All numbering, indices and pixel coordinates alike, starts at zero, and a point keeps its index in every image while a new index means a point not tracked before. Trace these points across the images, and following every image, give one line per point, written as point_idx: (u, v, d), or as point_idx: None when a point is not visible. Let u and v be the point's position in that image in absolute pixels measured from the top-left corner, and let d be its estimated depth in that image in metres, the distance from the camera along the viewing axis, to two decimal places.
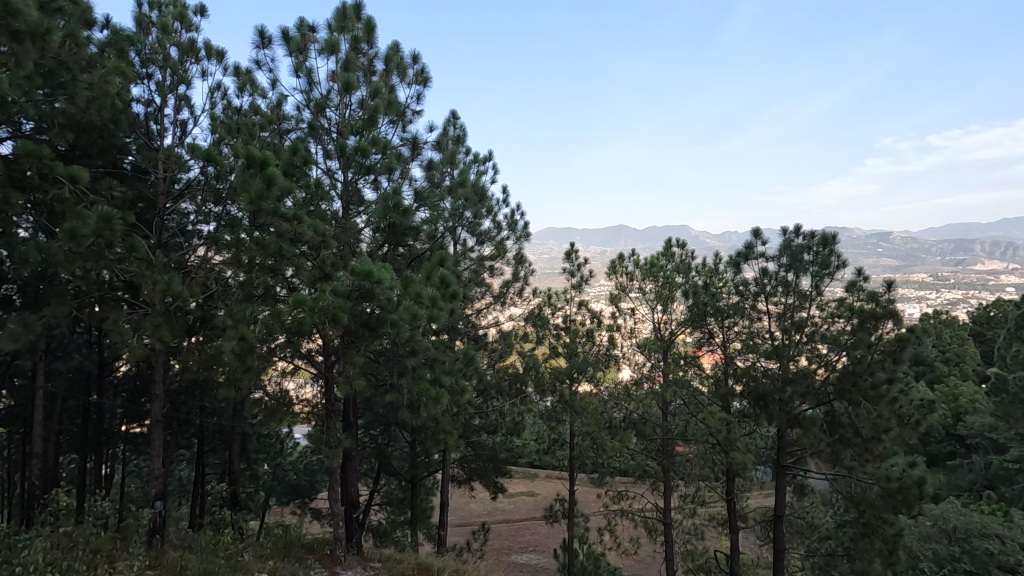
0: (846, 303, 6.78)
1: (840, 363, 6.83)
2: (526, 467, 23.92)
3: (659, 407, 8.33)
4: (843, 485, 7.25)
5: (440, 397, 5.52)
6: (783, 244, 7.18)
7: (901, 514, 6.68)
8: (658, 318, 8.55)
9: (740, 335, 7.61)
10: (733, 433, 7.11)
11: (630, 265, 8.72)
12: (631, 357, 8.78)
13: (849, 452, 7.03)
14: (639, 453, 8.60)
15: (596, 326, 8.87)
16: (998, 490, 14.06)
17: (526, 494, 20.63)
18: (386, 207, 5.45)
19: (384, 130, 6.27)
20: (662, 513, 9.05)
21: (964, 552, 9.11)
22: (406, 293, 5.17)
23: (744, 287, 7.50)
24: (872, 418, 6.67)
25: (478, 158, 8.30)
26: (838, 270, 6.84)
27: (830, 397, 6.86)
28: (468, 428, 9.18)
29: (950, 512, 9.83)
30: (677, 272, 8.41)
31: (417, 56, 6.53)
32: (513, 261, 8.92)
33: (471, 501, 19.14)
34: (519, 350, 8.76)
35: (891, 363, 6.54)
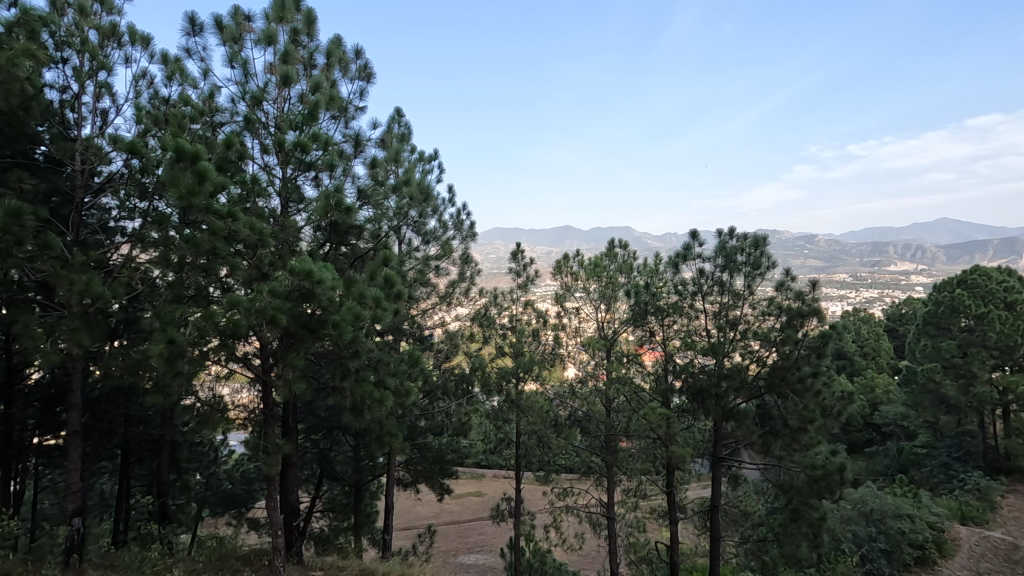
0: (776, 302, 7.19)
1: (770, 358, 7.23)
2: (473, 468, 23.87)
3: (603, 404, 8.54)
4: (773, 475, 7.65)
5: (384, 398, 5.47)
6: (718, 245, 7.54)
7: (825, 499, 7.16)
8: (602, 317, 8.66)
9: (679, 332, 7.87)
10: (672, 427, 7.38)
11: (575, 265, 8.79)
12: (576, 356, 8.73)
13: (778, 443, 7.40)
14: (584, 449, 8.77)
15: (542, 326, 9.00)
16: (909, 473, 15.32)
17: (473, 495, 20.60)
18: (327, 204, 5.29)
19: (326, 125, 6.09)
20: (606, 508, 9.26)
21: (879, 532, 9.83)
22: (349, 293, 5.06)
23: (683, 287, 7.80)
24: (799, 409, 7.12)
25: (424, 157, 8.21)
26: (768, 270, 7.27)
27: (762, 391, 7.27)
28: (414, 431, 9.04)
29: (868, 495, 10.57)
30: (620, 272, 8.63)
31: (360, 51, 6.39)
32: (459, 261, 8.93)
33: (417, 503, 18.92)
34: (465, 350, 8.82)
35: (815, 358, 7.01)
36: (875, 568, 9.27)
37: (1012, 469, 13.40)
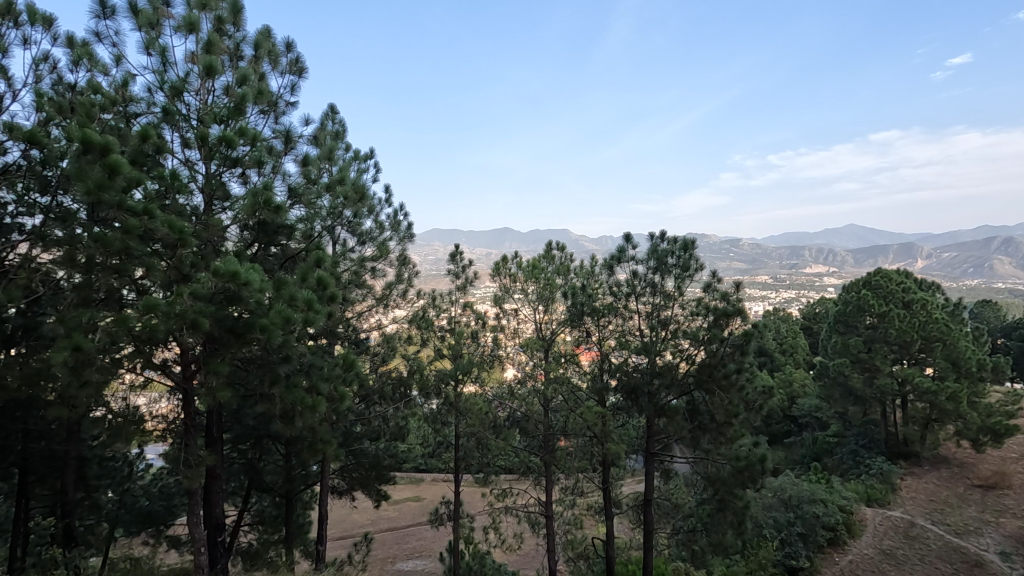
0: (704, 303, 7.55)
1: (698, 356, 7.58)
2: (412, 472, 23.49)
3: (541, 404, 8.65)
4: (702, 467, 7.99)
5: (317, 404, 5.28)
6: (650, 248, 7.82)
7: (748, 489, 7.57)
8: (539, 318, 8.78)
9: (614, 332, 8.08)
10: (608, 425, 7.58)
11: (514, 267, 8.86)
12: (515, 357, 8.86)
13: (706, 436, 7.80)
14: (522, 450, 8.84)
15: (481, 327, 9.01)
16: (822, 460, 16.50)
17: (411, 500, 20.29)
18: (256, 203, 5.06)
19: (254, 120, 5.82)
20: (545, 507, 9.35)
21: (797, 517, 10.54)
22: (279, 296, 4.86)
23: (617, 288, 8.02)
24: (725, 405, 7.47)
25: (359, 155, 8.01)
26: (696, 273, 7.63)
27: (691, 387, 7.64)
28: (349, 436, 8.73)
29: (786, 483, 11.30)
30: (557, 274, 8.74)
31: (291, 44, 6.15)
32: (396, 262, 8.78)
33: (353, 511, 18.41)
34: (403, 353, 8.69)
35: (739, 355, 7.41)
36: (793, 550, 9.91)
37: (909, 454, 14.70)
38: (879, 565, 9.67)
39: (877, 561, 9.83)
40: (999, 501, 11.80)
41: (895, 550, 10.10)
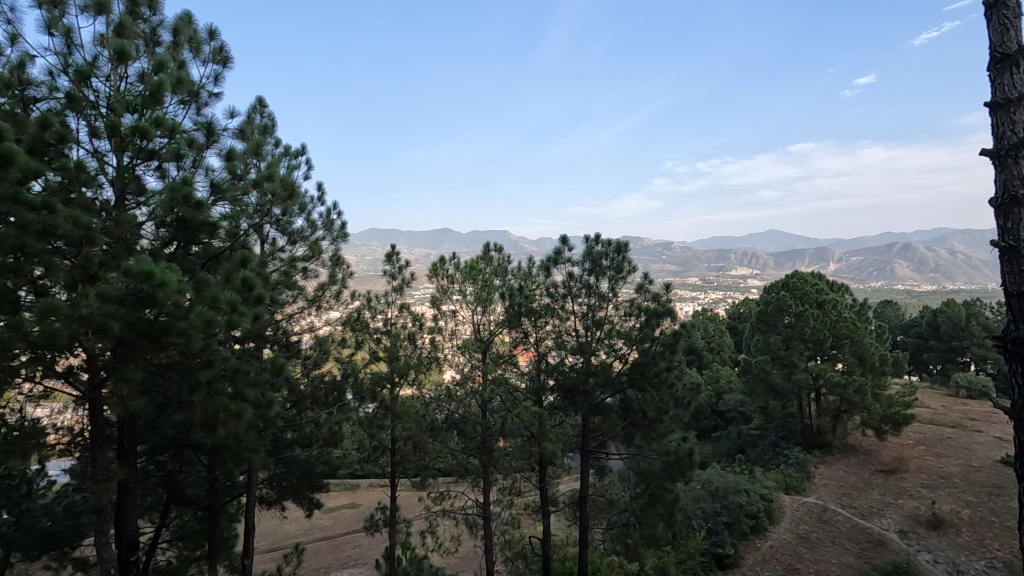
0: (636, 303, 7.80)
1: (631, 355, 7.83)
2: (347, 478, 22.81)
3: (479, 405, 8.62)
4: (635, 463, 8.25)
5: (242, 411, 5.05)
6: (586, 250, 7.99)
7: (677, 482, 7.91)
8: (477, 319, 8.81)
9: (551, 333, 8.20)
10: (544, 425, 7.67)
11: (452, 267, 8.89)
12: (454, 359, 8.90)
13: (639, 433, 8.05)
14: (460, 451, 8.78)
15: (418, 329, 8.99)
16: (746, 452, 17.47)
17: (347, 507, 19.75)
18: (173, 198, 4.75)
19: (171, 110, 5.47)
20: (482, 509, 9.31)
21: (723, 507, 11.08)
22: (200, 298, 4.60)
23: (554, 289, 8.15)
24: (655, 401, 7.80)
25: (289, 151, 7.70)
26: (629, 274, 7.85)
27: (624, 385, 7.87)
28: (279, 443, 8.16)
29: (713, 475, 11.93)
30: (495, 275, 8.81)
31: (215, 32, 5.83)
32: (329, 262, 8.33)
33: (284, 522, 17.63)
34: (336, 357, 8.22)
35: (669, 353, 7.76)
36: (719, 539, 10.38)
37: (822, 444, 15.81)
38: (796, 548, 10.33)
39: (794, 544, 10.49)
40: (898, 483, 12.94)
41: (810, 534, 10.83)
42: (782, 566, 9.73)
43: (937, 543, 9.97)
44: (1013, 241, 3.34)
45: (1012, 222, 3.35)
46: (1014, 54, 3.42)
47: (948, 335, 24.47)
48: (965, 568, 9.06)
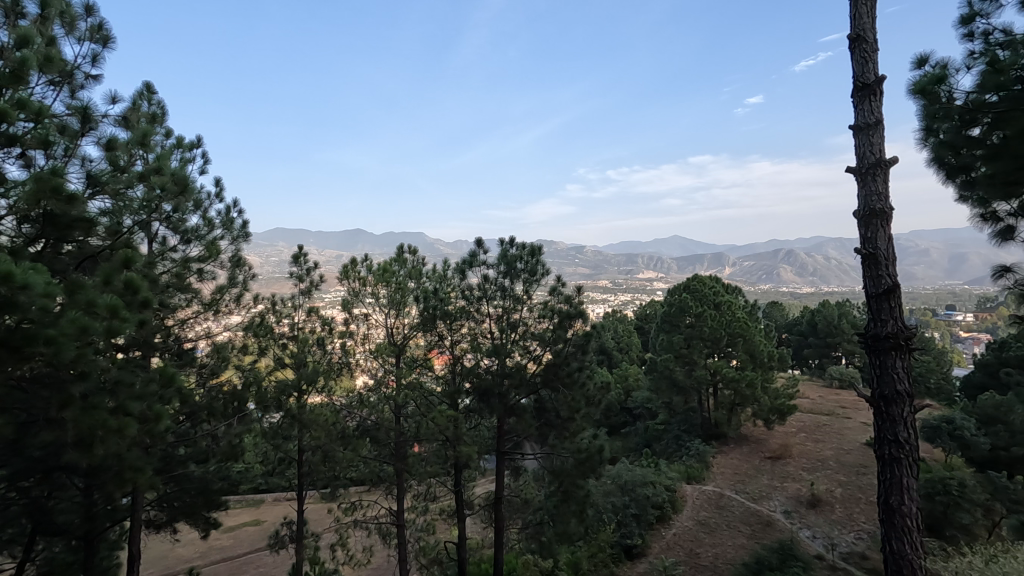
0: (549, 305, 7.98)
1: (544, 356, 7.99)
2: (249, 494, 21.41)
3: (393, 411, 8.40)
4: (549, 462, 8.43)
5: (125, 427, 4.58)
6: (500, 253, 8.06)
7: (588, 478, 8.17)
8: (391, 323, 8.60)
9: (466, 336, 8.15)
10: (459, 428, 7.61)
11: (364, 269, 8.61)
12: (366, 364, 8.62)
13: (552, 433, 8.25)
14: (372, 459, 8.51)
15: (328, 334, 8.70)
16: (653, 446, 18.40)
17: (249, 524, 18.51)
18: (40, 189, 4.19)
19: (38, 91, 4.85)
20: (396, 517, 9.07)
21: (631, 500, 11.56)
22: (72, 302, 4.11)
23: (469, 292, 8.12)
24: (568, 401, 8.03)
25: (182, 143, 7.10)
26: (543, 277, 8.01)
27: (538, 386, 8.01)
28: (169, 460, 7.43)
29: (622, 470, 12.44)
30: (409, 277, 8.69)
31: (92, 7, 5.26)
32: (229, 264, 7.75)
33: (176, 545, 16.18)
34: (237, 364, 7.71)
35: (580, 354, 8.03)
36: (628, 531, 10.84)
37: (720, 435, 17.01)
38: (696, 534, 11.03)
39: (694, 530, 11.18)
40: (784, 468, 14.20)
41: (709, 520, 11.60)
42: (684, 552, 10.33)
43: (815, 520, 11.07)
44: (871, 249, 3.79)
45: (870, 232, 3.82)
46: (872, 83, 3.89)
47: (824, 333, 27.22)
48: (838, 541, 10.11)
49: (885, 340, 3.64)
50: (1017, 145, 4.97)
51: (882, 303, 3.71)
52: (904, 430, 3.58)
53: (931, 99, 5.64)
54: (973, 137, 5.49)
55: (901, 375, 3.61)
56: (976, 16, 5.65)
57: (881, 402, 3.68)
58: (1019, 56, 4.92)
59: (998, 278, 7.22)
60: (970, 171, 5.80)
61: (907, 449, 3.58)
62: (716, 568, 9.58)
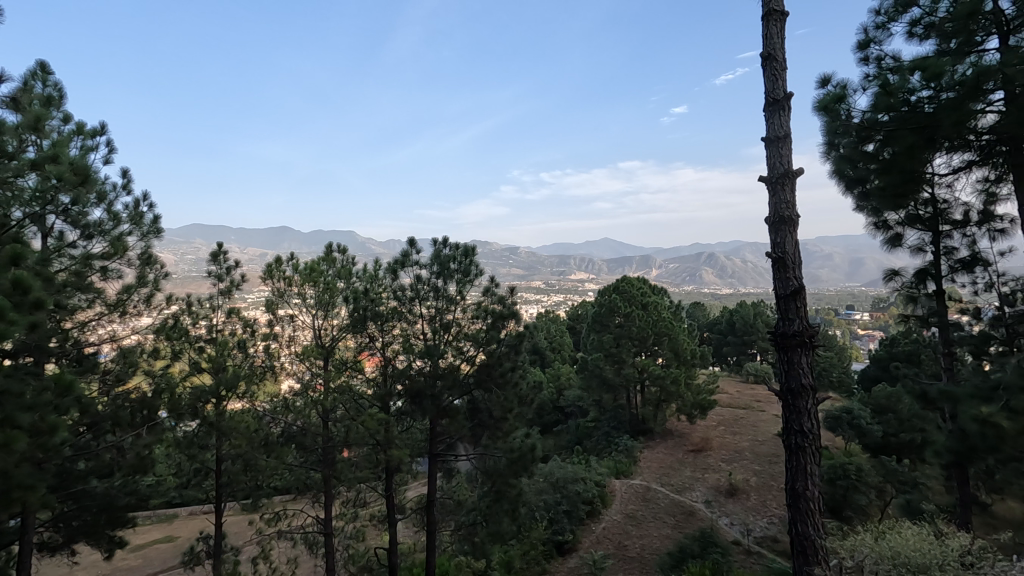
0: (483, 305, 7.99)
1: (478, 357, 7.99)
2: (161, 509, 19.92)
3: (320, 415, 8.08)
4: (482, 462, 8.43)
5: (13, 440, 4.13)
6: (433, 253, 7.97)
7: (521, 477, 8.24)
8: (319, 324, 8.34)
9: (398, 337, 8.01)
10: (390, 431, 7.44)
11: (289, 269, 8.28)
12: (292, 368, 8.28)
13: (486, 433, 8.25)
14: (298, 466, 8.16)
15: (250, 336, 8.21)
16: (584, 443, 18.84)
17: (161, 541, 17.24)
18: None
19: None
20: (323, 525, 8.74)
21: (563, 496, 11.77)
22: None
23: (401, 292, 7.98)
24: (501, 401, 8.07)
25: (83, 129, 6.49)
26: (476, 278, 8.03)
27: (471, 386, 8.00)
28: (65, 476, 6.65)
29: (555, 467, 12.63)
30: (338, 277, 8.41)
31: None
32: (137, 262, 7.20)
33: (75, 569, 14.79)
34: (147, 370, 7.15)
35: (513, 354, 8.09)
36: (560, 527, 11.05)
37: (647, 430, 17.67)
38: (625, 527, 11.40)
39: (623, 524, 11.56)
40: (705, 460, 14.97)
41: (636, 512, 12.03)
42: (613, 545, 10.65)
43: (733, 508, 11.75)
44: (780, 253, 4.08)
45: (779, 237, 4.11)
46: (782, 99, 4.18)
47: (741, 331, 28.97)
48: (753, 527, 10.78)
49: (792, 337, 3.91)
50: (904, 161, 5.58)
51: (789, 303, 3.99)
52: (808, 421, 3.88)
53: (833, 116, 6.14)
54: (868, 152, 6.00)
55: (806, 369, 3.90)
56: (871, 43, 6.22)
57: (788, 395, 3.96)
58: (905, 81, 5.46)
59: (889, 280, 7.97)
60: (865, 183, 6.37)
61: (811, 438, 3.88)
62: (643, 559, 9.95)
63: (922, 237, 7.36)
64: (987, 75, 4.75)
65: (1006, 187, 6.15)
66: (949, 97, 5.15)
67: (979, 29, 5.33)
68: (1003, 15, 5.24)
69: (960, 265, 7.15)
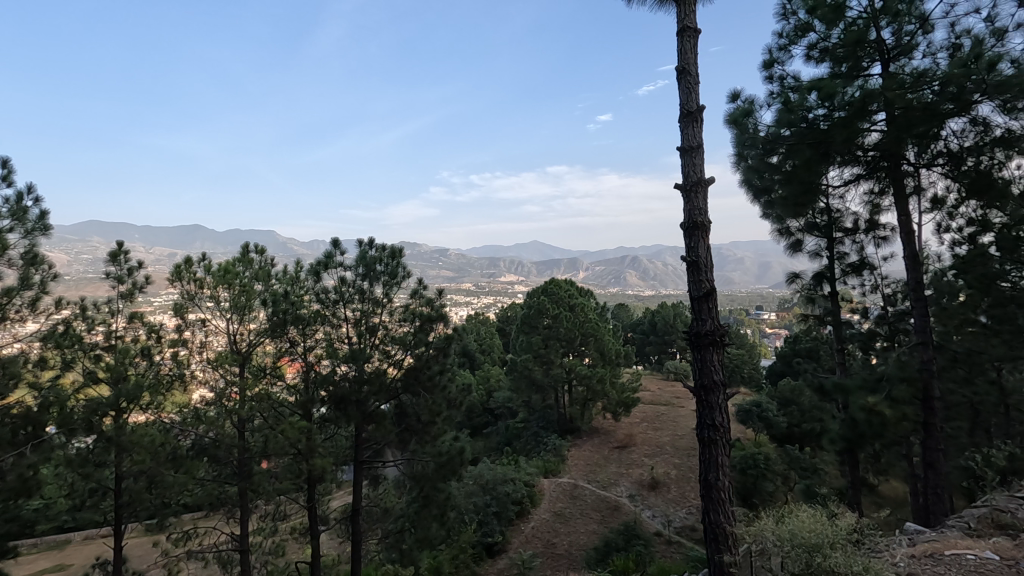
0: (410, 308, 7.94)
1: (406, 361, 7.86)
2: (49, 535, 18.00)
3: (236, 426, 7.62)
4: (409, 468, 8.29)
5: None
6: (359, 255, 7.76)
7: (449, 481, 8.18)
8: (233, 329, 7.82)
9: (321, 341, 7.68)
10: (313, 440, 7.13)
11: (201, 270, 7.76)
12: (203, 377, 7.79)
13: (414, 438, 8.15)
14: (210, 480, 7.65)
15: (155, 343, 7.64)
16: (513, 443, 18.98)
17: (49, 572, 15.56)
18: None
19: None
20: (239, 542, 8.22)
21: (492, 498, 11.77)
22: None
23: (325, 295, 7.69)
24: (429, 404, 8.02)
25: None
26: (403, 280, 7.90)
27: (399, 391, 7.86)
28: None
29: (484, 469, 12.62)
30: (256, 279, 7.98)
31: None
32: (20, 262, 6.46)
33: None
34: (33, 383, 6.50)
35: (442, 357, 8.08)
36: (489, 528, 11.09)
37: (574, 429, 18.08)
38: (553, 525, 11.60)
39: (551, 522, 11.74)
40: (629, 456, 15.53)
41: (564, 510, 12.27)
42: (542, 543, 10.81)
43: (655, 501, 12.27)
44: (694, 257, 4.30)
45: (693, 242, 4.32)
46: (695, 111, 4.42)
47: (662, 331, 30.30)
48: (673, 518, 11.31)
49: (704, 336, 4.14)
50: (803, 173, 6.08)
51: (703, 304, 4.20)
52: (718, 415, 4.12)
53: (742, 130, 6.57)
54: (772, 164, 6.46)
55: (717, 367, 4.15)
56: (774, 62, 6.72)
57: (701, 392, 4.18)
58: (804, 99, 5.93)
59: (791, 282, 8.49)
60: (770, 192, 6.84)
61: (721, 431, 4.12)
62: (570, 555, 10.15)
63: (819, 243, 8.02)
64: (871, 97, 5.29)
65: (888, 199, 6.86)
66: (841, 115, 5.63)
67: (864, 56, 5.95)
68: (884, 44, 5.88)
69: (850, 268, 7.88)
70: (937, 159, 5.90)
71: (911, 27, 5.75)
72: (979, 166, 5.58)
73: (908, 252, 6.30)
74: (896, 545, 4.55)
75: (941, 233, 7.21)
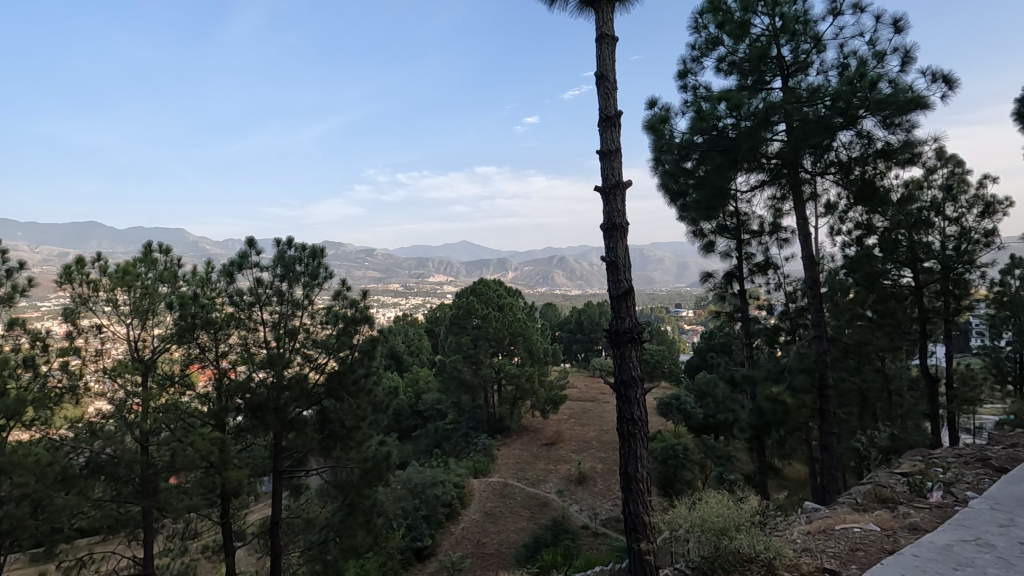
0: (333, 310, 7.64)
1: (329, 364, 7.57)
2: None
3: (139, 439, 7.10)
4: (333, 475, 7.99)
5: None
6: (276, 255, 7.41)
7: (375, 486, 7.96)
8: (135, 335, 7.24)
9: (236, 346, 7.28)
10: (227, 451, 6.67)
11: (96, 271, 7.10)
12: (99, 388, 7.08)
13: (337, 444, 7.87)
14: (107, 501, 6.97)
15: (41, 352, 6.80)
16: (442, 445, 18.83)
17: None
18: None
19: None
20: (142, 566, 7.55)
21: (421, 502, 11.60)
22: None
23: (238, 297, 7.25)
24: (353, 409, 7.78)
25: None
26: (325, 281, 7.61)
27: (321, 396, 7.53)
28: None
29: (413, 473, 12.39)
30: (160, 281, 7.41)
31: None
32: None
33: None
34: None
35: (366, 360, 7.87)
36: (418, 533, 10.93)
37: (503, 428, 18.18)
38: (483, 524, 11.60)
39: (481, 522, 11.73)
40: (557, 452, 15.84)
41: (494, 509, 12.30)
42: (471, 544, 10.79)
43: (582, 495, 12.59)
44: (613, 257, 4.44)
45: (612, 244, 4.47)
46: (614, 116, 4.56)
47: (588, 330, 31.19)
48: (600, 510, 11.64)
49: (623, 334, 4.27)
50: (714, 178, 6.45)
51: (622, 303, 4.35)
52: (637, 409, 4.27)
53: (659, 135, 6.84)
54: (686, 168, 6.81)
55: (635, 362, 4.29)
56: (688, 73, 7.07)
57: (621, 388, 4.31)
58: (714, 109, 6.29)
59: (705, 281, 8.96)
60: (685, 196, 7.19)
61: (639, 425, 4.27)
62: (500, 554, 10.20)
63: (728, 244, 8.48)
64: (773, 109, 5.72)
65: (788, 203, 7.42)
66: (747, 125, 6.04)
67: (767, 70, 6.39)
68: (784, 61, 6.34)
69: (756, 268, 8.43)
70: (829, 168, 6.43)
71: (807, 46, 6.25)
72: (864, 175, 6.17)
73: (805, 253, 6.82)
74: (796, 523, 4.91)
75: (833, 235, 7.87)
